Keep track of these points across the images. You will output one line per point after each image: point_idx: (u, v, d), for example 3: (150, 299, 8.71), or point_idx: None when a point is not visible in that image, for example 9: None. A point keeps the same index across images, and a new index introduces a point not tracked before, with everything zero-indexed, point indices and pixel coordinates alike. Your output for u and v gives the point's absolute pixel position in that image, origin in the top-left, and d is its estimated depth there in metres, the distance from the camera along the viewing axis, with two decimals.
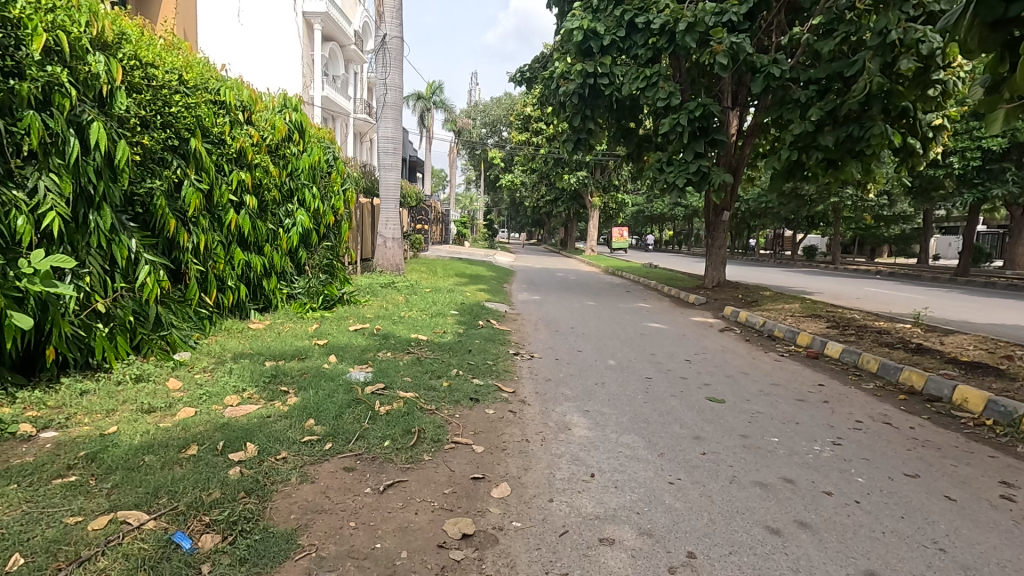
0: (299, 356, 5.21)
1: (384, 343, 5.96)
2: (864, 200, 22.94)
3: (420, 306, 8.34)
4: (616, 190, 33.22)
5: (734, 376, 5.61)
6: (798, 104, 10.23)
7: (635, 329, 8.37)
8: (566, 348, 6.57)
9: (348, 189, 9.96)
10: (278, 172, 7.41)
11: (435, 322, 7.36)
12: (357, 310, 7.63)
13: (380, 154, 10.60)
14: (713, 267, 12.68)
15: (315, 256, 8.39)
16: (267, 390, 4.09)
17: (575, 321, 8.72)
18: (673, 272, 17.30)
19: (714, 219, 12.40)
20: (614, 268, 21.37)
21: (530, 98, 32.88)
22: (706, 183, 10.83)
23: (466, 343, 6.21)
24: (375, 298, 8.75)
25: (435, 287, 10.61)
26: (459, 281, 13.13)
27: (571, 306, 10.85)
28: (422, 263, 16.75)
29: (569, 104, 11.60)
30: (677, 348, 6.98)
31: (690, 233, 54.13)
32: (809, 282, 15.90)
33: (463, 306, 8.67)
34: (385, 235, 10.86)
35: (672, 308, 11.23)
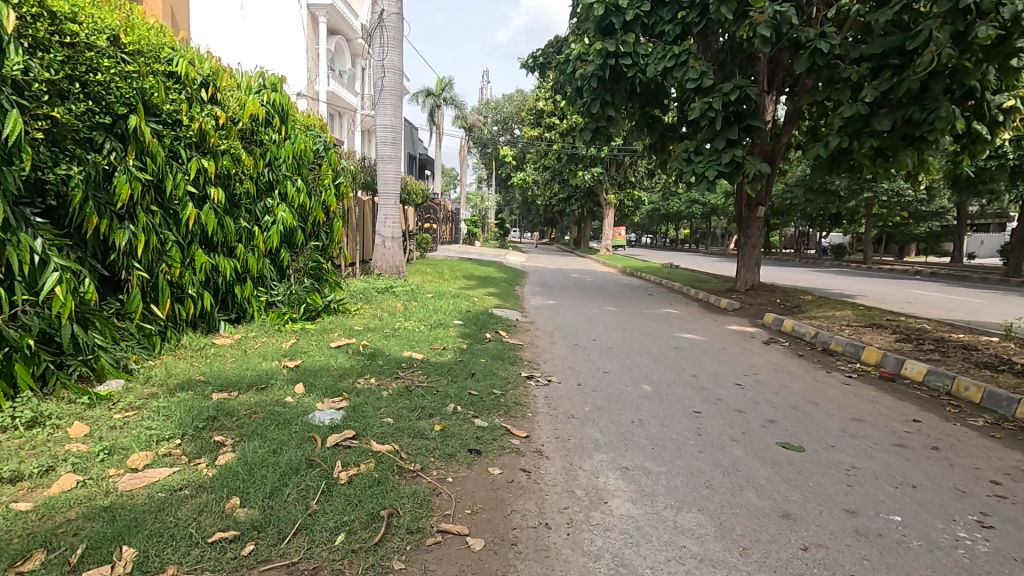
0: (257, 385, 4.17)
1: (370, 364, 4.91)
2: (899, 196, 21.48)
3: (418, 316, 7.26)
4: (632, 187, 31.96)
5: (802, 408, 4.48)
6: (848, 84, 9.01)
7: (666, 341, 7.24)
8: (589, 368, 5.47)
9: (340, 183, 8.95)
10: (252, 162, 6.42)
11: (435, 335, 6.30)
12: (344, 320, 6.58)
13: (378, 144, 9.57)
14: (747, 268, 11.45)
15: (300, 259, 7.37)
16: (196, 441, 3.04)
17: (597, 331, 7.60)
18: (698, 273, 16.05)
19: (748, 215, 11.20)
20: (632, 269, 20.16)
21: (543, 92, 31.78)
22: (740, 174, 9.53)
23: (469, 363, 5.15)
24: (368, 305, 7.70)
25: (439, 292, 9.53)
26: (466, 284, 12.04)
27: (590, 313, 9.73)
28: (429, 264, 15.73)
29: (587, 89, 10.49)
30: (722, 367, 5.85)
31: (707, 232, 52.62)
32: (848, 284, 14.60)
33: (468, 315, 7.58)
34: (383, 234, 9.77)
35: (703, 314, 10.06)
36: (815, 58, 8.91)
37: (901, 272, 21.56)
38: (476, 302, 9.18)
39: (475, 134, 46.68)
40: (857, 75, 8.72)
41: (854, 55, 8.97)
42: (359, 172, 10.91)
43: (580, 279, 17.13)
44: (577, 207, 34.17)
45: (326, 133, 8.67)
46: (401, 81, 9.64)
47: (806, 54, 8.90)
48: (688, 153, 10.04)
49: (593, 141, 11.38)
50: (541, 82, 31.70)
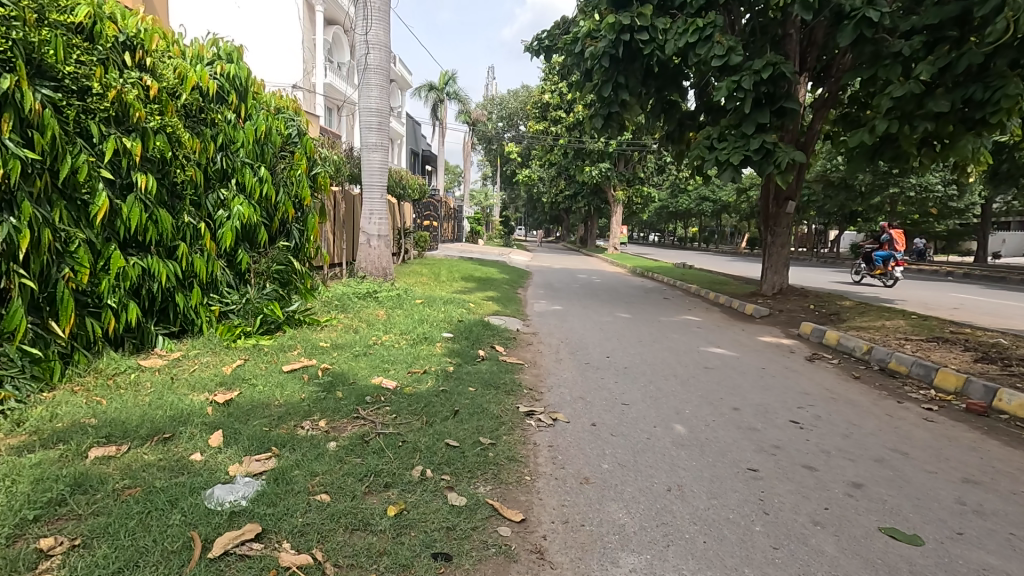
0: (160, 432, 3.11)
1: (324, 398, 3.83)
2: (928, 191, 20.18)
3: (400, 327, 6.18)
4: (641, 183, 30.75)
5: (890, 463, 3.39)
6: (898, 60, 7.84)
7: (692, 358, 6.12)
8: (603, 398, 4.39)
9: (317, 174, 7.88)
10: (199, 145, 5.39)
11: (416, 353, 5.22)
12: (307, 334, 5.50)
13: (362, 130, 8.52)
14: (775, 270, 10.29)
15: (263, 261, 6.32)
16: (7, 551, 1.99)
17: (610, 345, 6.50)
18: (717, 274, 14.87)
19: (776, 210, 10.07)
20: (643, 269, 19.00)
21: (549, 84, 30.58)
22: (770, 163, 8.31)
23: (453, 396, 4.07)
24: (343, 314, 6.61)
25: (430, 296, 8.43)
26: (464, 287, 10.94)
27: (600, 320, 8.62)
28: (426, 265, 14.66)
29: (597, 69, 9.38)
30: (768, 396, 4.74)
31: (717, 230, 51.24)
32: (882, 287, 13.37)
33: (459, 327, 6.48)
34: (367, 231, 8.70)
35: (729, 322, 8.94)
36: (862, 28, 7.77)
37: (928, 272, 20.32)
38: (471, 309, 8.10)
39: (479, 129, 45.55)
40: (910, 48, 7.57)
41: (906, 26, 7.81)
42: (343, 164, 9.83)
43: (588, 279, 16.04)
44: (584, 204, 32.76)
45: (300, 117, 7.62)
46: (388, 59, 8.57)
47: (852, 25, 7.77)
48: (710, 140, 8.93)
49: (603, 128, 10.27)
50: (547, 74, 30.50)
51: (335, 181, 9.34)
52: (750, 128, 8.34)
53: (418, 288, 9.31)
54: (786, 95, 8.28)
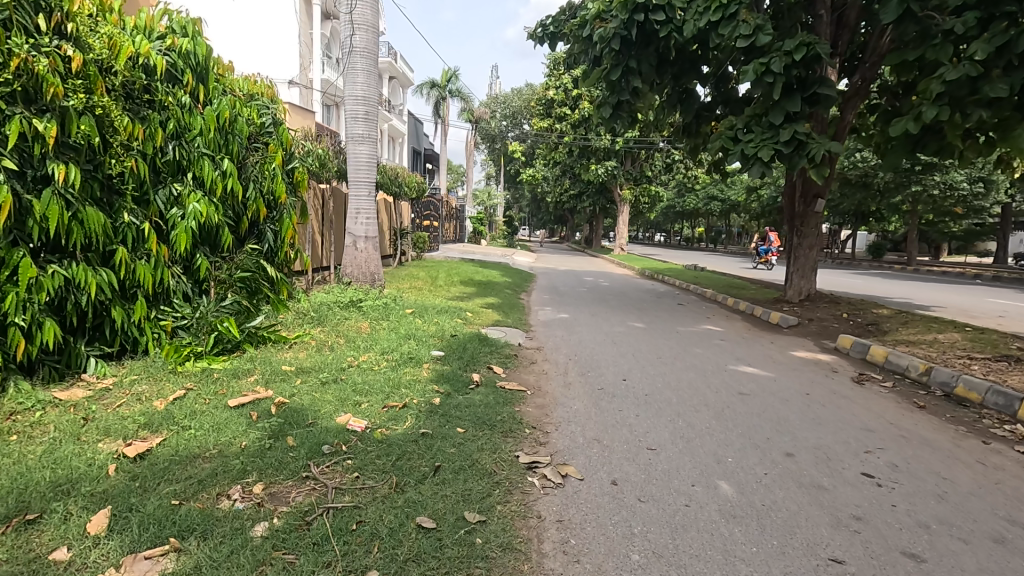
0: (23, 511, 2.26)
1: (270, 448, 3.00)
2: (953, 189, 19.17)
3: (382, 344, 5.33)
4: (649, 182, 29.84)
5: (1016, 546, 2.53)
6: (949, 39, 6.92)
7: (722, 380, 5.26)
8: (623, 442, 3.54)
9: (295, 170, 7.07)
10: (143, 131, 4.59)
11: (397, 379, 4.37)
12: (268, 356, 4.65)
13: (348, 120, 7.67)
14: (802, 274, 9.39)
15: (226, 267, 5.48)
16: None
17: (625, 364, 5.65)
18: (733, 278, 13.97)
19: (803, 210, 9.24)
20: (653, 272, 18.12)
21: (554, 80, 29.68)
22: (801, 155, 7.44)
23: (435, 443, 3.22)
24: (319, 328, 5.77)
25: (422, 305, 7.58)
26: (463, 293, 10.09)
27: (611, 330, 7.76)
28: (424, 268, 13.83)
29: (607, 53, 8.52)
30: (824, 434, 3.88)
31: (725, 230, 50.15)
32: (913, 292, 12.43)
33: (452, 343, 5.61)
34: (353, 232, 7.81)
35: (753, 333, 8.07)
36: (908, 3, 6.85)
37: (952, 275, 19.31)
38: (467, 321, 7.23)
39: (482, 127, 44.72)
40: (963, 25, 6.65)
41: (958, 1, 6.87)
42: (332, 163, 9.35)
43: (595, 282, 15.17)
44: (588, 203, 32.55)
45: (276, 105, 6.83)
46: (377, 42, 7.72)
47: None
48: (735, 131, 8.04)
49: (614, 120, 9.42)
50: (551, 70, 29.64)
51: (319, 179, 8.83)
52: (780, 117, 7.45)
53: (411, 295, 8.46)
54: (821, 80, 7.38)
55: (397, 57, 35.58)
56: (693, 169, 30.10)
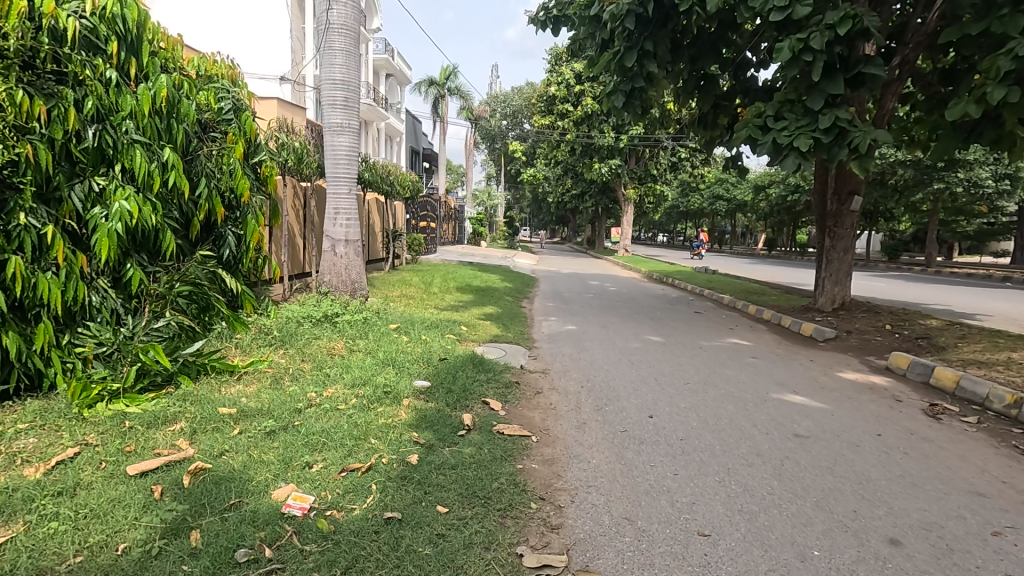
0: None
1: (158, 556, 2.06)
2: (978, 186, 18.16)
3: (355, 373, 4.38)
4: (654, 181, 28.94)
5: None
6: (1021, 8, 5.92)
7: (769, 416, 4.30)
8: (664, 526, 2.60)
9: (263, 163, 6.14)
10: (50, 111, 3.68)
11: (364, 428, 3.40)
12: (205, 393, 3.70)
13: (324, 106, 6.71)
14: (835, 280, 8.43)
15: (166, 277, 4.52)
16: None
17: (648, 395, 4.69)
18: (750, 282, 13.02)
19: (836, 208, 8.26)
20: (662, 274, 17.20)
21: (555, 76, 28.67)
22: (844, 145, 6.47)
23: (403, 540, 2.27)
24: (282, 350, 4.82)
25: (410, 317, 6.63)
26: (459, 302, 9.15)
27: (625, 346, 6.81)
28: (419, 273, 12.92)
29: (619, 33, 7.58)
30: (927, 504, 2.93)
31: (731, 230, 49.14)
32: (950, 298, 11.44)
33: (440, 370, 4.63)
34: (332, 235, 6.86)
35: (786, 348, 7.13)
36: None
37: (977, 276, 18.33)
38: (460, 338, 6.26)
39: (482, 126, 43.71)
40: None
41: None
42: (312, 158, 8.58)
43: (601, 287, 14.19)
44: (590, 204, 31.60)
45: (239, 88, 5.93)
46: (357, 19, 6.78)
47: None
48: (764, 119, 7.09)
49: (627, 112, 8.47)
50: (553, 65, 28.73)
51: (296, 179, 8.33)
52: (820, 102, 6.49)
53: (399, 307, 7.47)
54: (866, 59, 6.41)
55: (394, 54, 34.59)
56: (699, 167, 29.08)
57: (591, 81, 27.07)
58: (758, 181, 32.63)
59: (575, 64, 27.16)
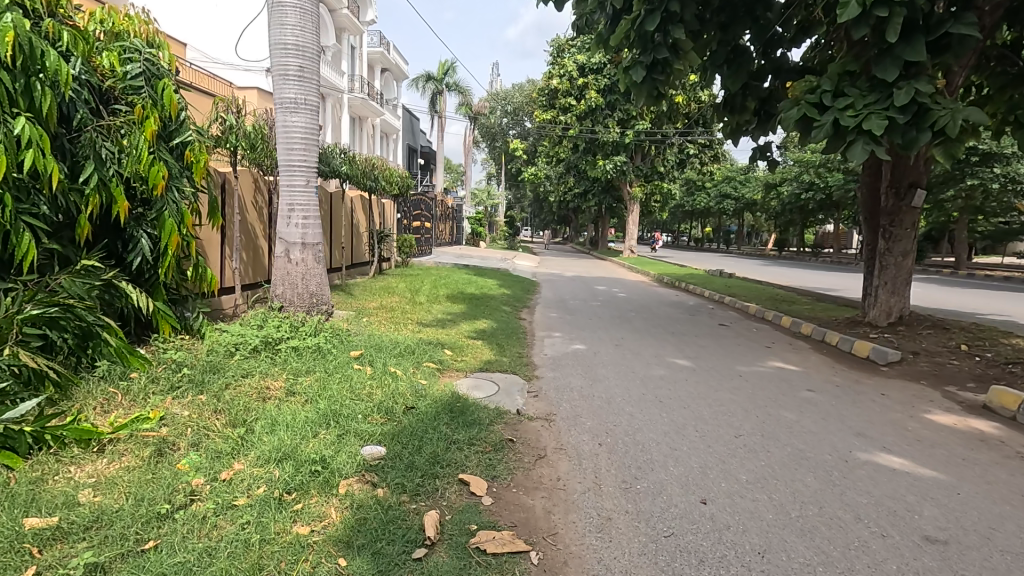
0: None
1: None
2: (1016, 183, 16.83)
3: (279, 434, 3.10)
4: (661, 178, 27.58)
5: None
6: None
7: (869, 498, 3.00)
8: None
9: (191, 145, 4.84)
10: None
11: (258, 554, 2.10)
12: (25, 486, 2.40)
13: (275, 78, 5.41)
14: (891, 289, 7.13)
15: (13, 300, 3.20)
16: None
17: (692, 459, 3.39)
18: (775, 290, 11.73)
19: (896, 204, 6.94)
20: (673, 278, 15.92)
21: (556, 68, 27.36)
22: (925, 125, 5.29)
23: None
24: (188, 397, 3.53)
25: (380, 339, 5.36)
26: (448, 314, 7.88)
27: (647, 374, 5.49)
28: (408, 278, 11.64)
29: None
30: None
31: (738, 230, 47.78)
32: (1007, 308, 10.10)
33: (403, 428, 3.31)
34: (286, 237, 5.57)
35: (844, 374, 5.83)
36: None
37: (1013, 280, 16.99)
38: (439, 370, 4.93)
39: (481, 122, 42.42)
40: None
41: None
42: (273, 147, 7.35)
43: (609, 293, 12.90)
44: (594, 203, 30.32)
45: (159, 51, 4.69)
46: None
47: None
48: (819, 95, 5.97)
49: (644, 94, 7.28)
50: (555, 58, 27.43)
51: (244, 171, 7.22)
52: (895, 72, 5.31)
53: (371, 326, 6.13)
54: (952, 18, 5.13)
55: (390, 48, 33.33)
56: (708, 164, 27.74)
57: (595, 73, 25.75)
58: (769, 179, 31.28)
59: (578, 55, 25.84)
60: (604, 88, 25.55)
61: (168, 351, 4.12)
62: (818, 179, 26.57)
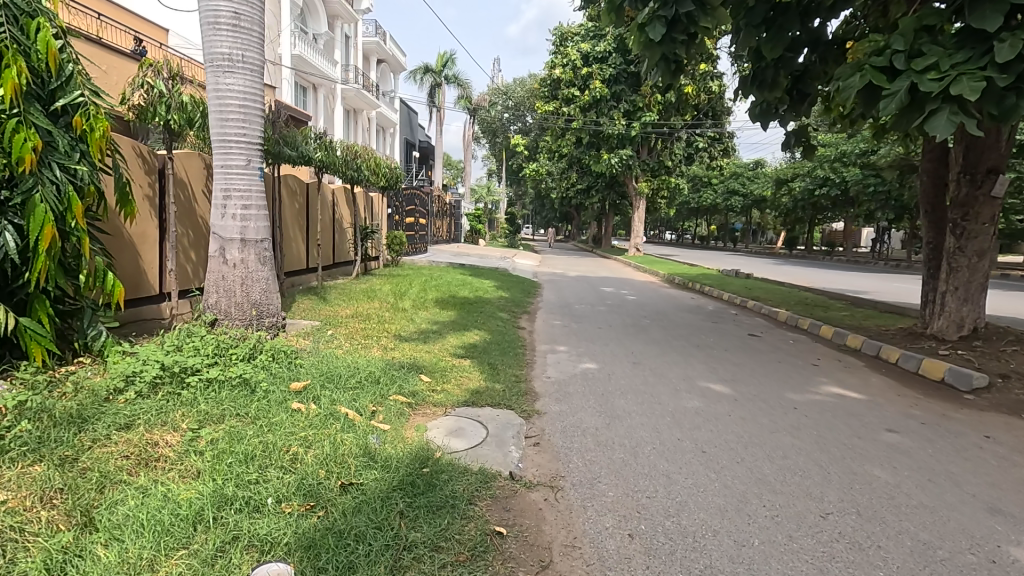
0: None
1: None
2: None
3: (120, 549, 1.92)
4: (668, 173, 26.33)
5: None
6: None
7: None
8: None
9: (82, 108, 3.62)
10: None
11: None
12: None
13: (203, 26, 4.22)
14: (962, 297, 5.95)
15: None
16: None
17: (773, 571, 2.23)
18: (804, 293, 10.53)
19: (973, 193, 5.75)
20: (685, 278, 14.74)
21: (559, 57, 26.12)
22: None
23: None
24: (15, 470, 2.35)
25: (335, 363, 4.17)
26: (434, 324, 6.71)
27: (678, 408, 4.30)
28: (395, 279, 10.47)
29: None
30: None
31: (745, 227, 46.53)
32: None
33: (326, 528, 2.13)
34: (222, 232, 4.39)
35: (922, 404, 4.66)
36: None
37: None
38: (410, 408, 3.75)
39: (481, 116, 41.20)
40: None
41: None
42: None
43: (618, 295, 11.71)
44: (597, 199, 29.13)
45: None
46: None
47: None
48: (889, 56, 4.76)
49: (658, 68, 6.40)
50: (558, 46, 26.21)
51: (185, 154, 6.01)
52: (999, 20, 4.17)
53: (332, 343, 4.94)
54: None
55: (386, 38, 32.13)
56: (718, 158, 26.52)
57: (599, 62, 24.54)
58: (780, 175, 30.03)
59: (582, 44, 24.64)
60: (609, 78, 24.34)
61: (15, 392, 2.92)
62: (833, 174, 25.33)
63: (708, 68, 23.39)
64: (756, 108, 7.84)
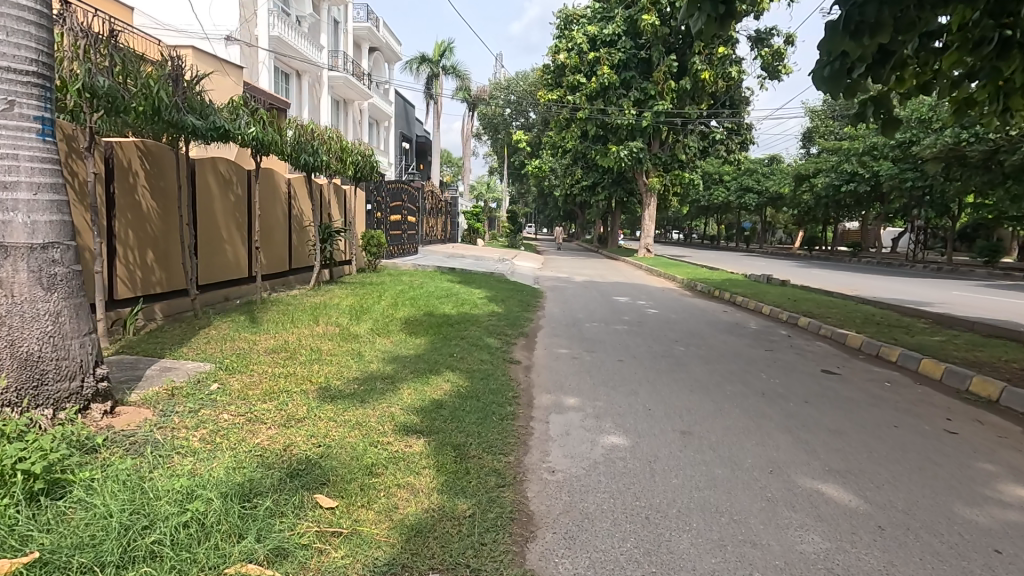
0: None
1: None
2: None
3: None
4: (682, 169, 24.26)
5: None
6: None
7: None
8: None
9: None
10: None
11: None
12: None
13: None
14: None
15: None
16: None
17: None
18: (869, 309, 8.51)
19: None
20: (710, 286, 12.73)
21: (563, 42, 24.07)
22: None
23: None
24: None
25: (149, 482, 2.20)
26: (388, 364, 4.72)
27: (795, 559, 2.32)
28: (362, 291, 8.52)
29: None
30: None
31: (756, 227, 44.52)
32: None
33: None
34: None
35: None
36: None
37: None
38: None
39: (481, 110, 39.21)
40: None
41: None
42: (101, 70, 4.26)
43: (635, 307, 9.71)
44: (603, 196, 27.12)
45: None
46: None
47: None
48: None
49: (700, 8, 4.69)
50: (562, 30, 24.19)
51: None
52: None
53: (188, 426, 2.92)
54: None
55: (379, 24, 30.10)
56: (735, 152, 24.49)
57: (608, 47, 22.51)
58: (799, 170, 27.98)
59: (588, 26, 22.62)
60: (618, 63, 22.25)
61: None
62: (862, 168, 23.26)
63: (728, 52, 21.34)
64: (824, 68, 5.51)
